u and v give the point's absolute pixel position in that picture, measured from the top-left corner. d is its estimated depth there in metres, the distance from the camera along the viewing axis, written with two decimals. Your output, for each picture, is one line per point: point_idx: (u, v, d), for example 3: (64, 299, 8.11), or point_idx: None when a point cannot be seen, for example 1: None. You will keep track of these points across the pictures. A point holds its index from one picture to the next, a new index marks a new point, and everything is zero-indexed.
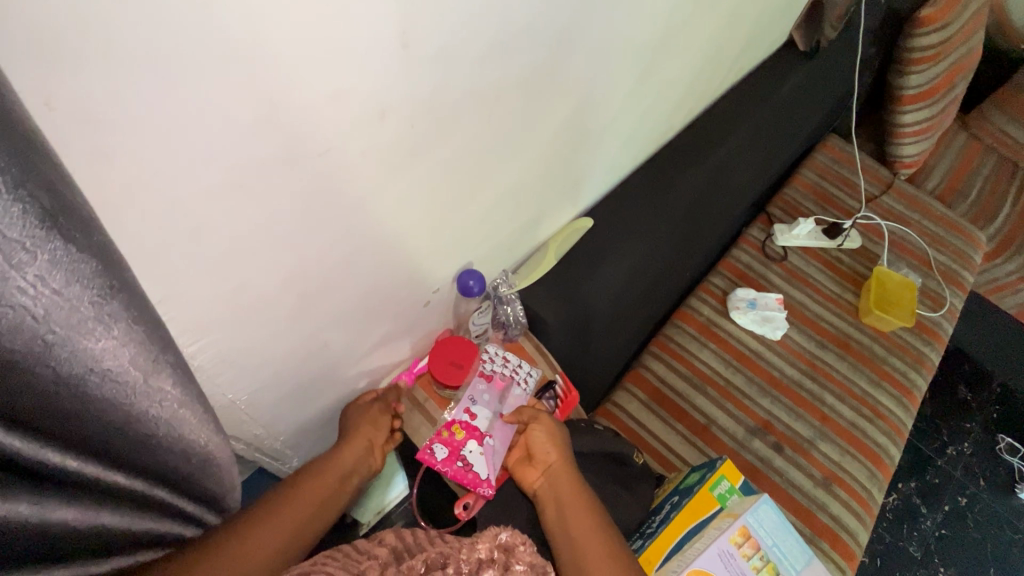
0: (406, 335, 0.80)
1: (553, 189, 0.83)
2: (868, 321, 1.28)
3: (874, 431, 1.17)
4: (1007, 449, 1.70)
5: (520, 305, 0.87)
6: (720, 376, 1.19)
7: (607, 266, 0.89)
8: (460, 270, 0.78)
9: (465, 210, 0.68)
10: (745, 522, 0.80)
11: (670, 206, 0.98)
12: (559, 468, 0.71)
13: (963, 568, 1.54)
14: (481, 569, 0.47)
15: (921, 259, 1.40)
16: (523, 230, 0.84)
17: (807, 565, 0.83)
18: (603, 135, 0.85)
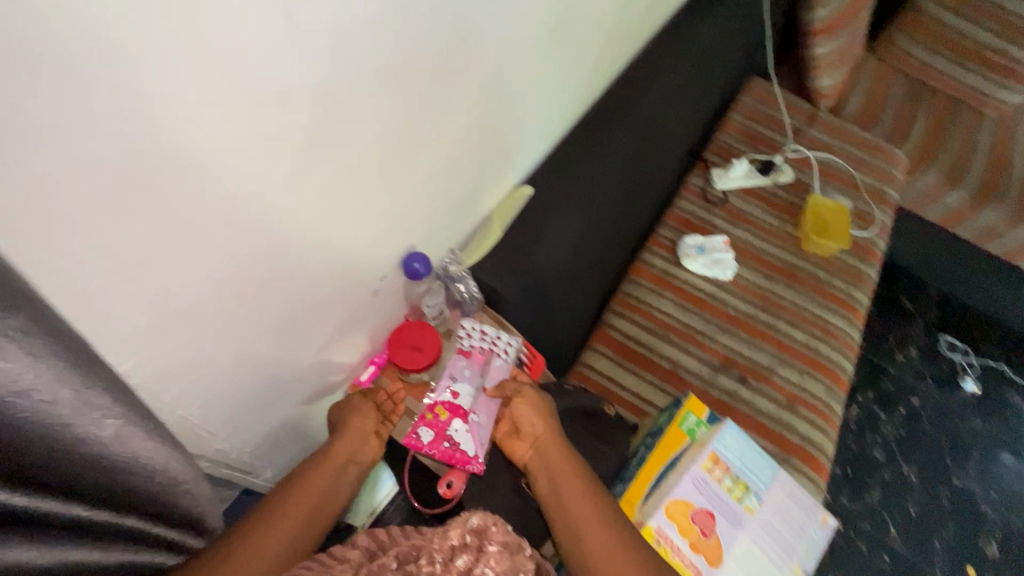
0: (361, 326, 0.82)
1: (486, 163, 0.86)
2: (811, 249, 1.43)
3: (828, 349, 1.28)
4: (947, 346, 1.89)
5: (473, 282, 0.90)
6: (680, 322, 1.26)
7: (555, 229, 0.93)
8: (404, 253, 0.81)
9: (397, 191, 0.71)
10: (713, 448, 0.85)
11: (607, 161, 1.03)
12: (547, 435, 0.79)
13: (924, 462, 1.68)
14: (453, 556, 0.53)
15: (848, 183, 1.58)
16: (464, 205, 0.87)
17: (774, 478, 0.88)
18: (527, 102, 0.88)
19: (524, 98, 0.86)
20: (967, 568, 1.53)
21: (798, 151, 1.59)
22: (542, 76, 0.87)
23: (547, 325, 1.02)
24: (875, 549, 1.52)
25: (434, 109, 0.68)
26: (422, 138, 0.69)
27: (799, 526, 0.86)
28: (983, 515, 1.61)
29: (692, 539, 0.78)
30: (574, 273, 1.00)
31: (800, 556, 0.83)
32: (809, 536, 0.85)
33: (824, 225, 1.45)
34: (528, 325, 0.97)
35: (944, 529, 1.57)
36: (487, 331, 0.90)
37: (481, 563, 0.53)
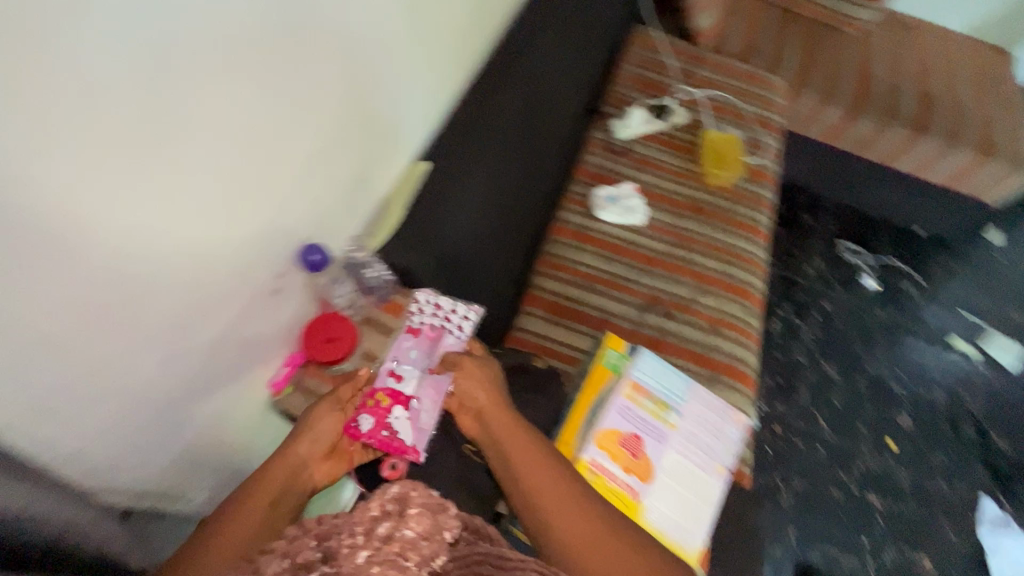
0: (260, 324, 0.82)
1: (354, 141, 0.88)
2: (712, 181, 1.52)
3: (739, 271, 1.38)
4: (846, 251, 2.08)
5: (382, 264, 0.95)
6: (603, 272, 1.31)
7: (454, 201, 0.97)
8: (300, 247, 0.84)
9: (260, 179, 0.71)
10: (631, 375, 0.91)
11: (498, 130, 1.07)
12: (490, 406, 0.80)
13: (840, 357, 1.85)
14: (373, 525, 0.56)
15: (737, 114, 1.67)
16: (344, 186, 0.89)
17: (690, 391, 0.94)
18: (385, 75, 0.90)
19: (381, 74, 0.89)
20: (888, 441, 1.70)
21: (687, 93, 1.67)
22: (395, 47, 0.89)
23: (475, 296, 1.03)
24: (810, 443, 1.67)
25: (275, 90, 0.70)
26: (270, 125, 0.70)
27: (718, 429, 0.92)
28: (894, 392, 1.80)
29: (620, 461, 0.83)
30: (484, 241, 1.03)
31: (721, 455, 0.89)
32: (725, 436, 0.92)
33: (717, 156, 1.54)
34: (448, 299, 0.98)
35: (864, 412, 1.75)
36: (441, 307, 0.95)
37: (401, 526, 0.56)
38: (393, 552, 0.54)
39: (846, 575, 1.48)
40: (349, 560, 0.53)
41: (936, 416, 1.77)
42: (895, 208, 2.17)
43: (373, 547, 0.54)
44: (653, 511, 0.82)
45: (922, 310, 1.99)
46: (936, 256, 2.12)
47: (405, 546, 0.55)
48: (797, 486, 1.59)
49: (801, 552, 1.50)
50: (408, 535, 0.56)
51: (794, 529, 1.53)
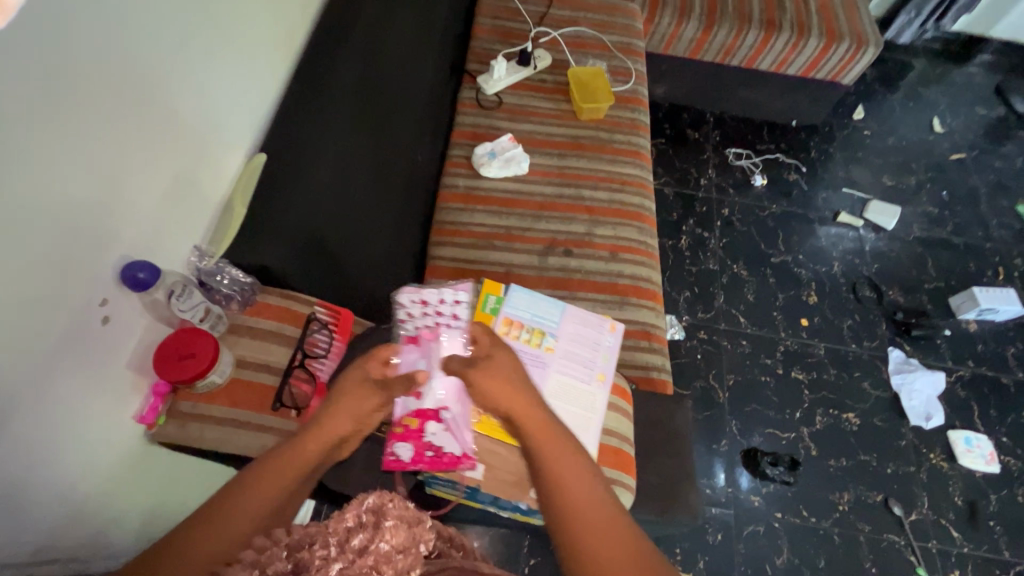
0: (98, 373, 0.65)
1: (174, 131, 0.73)
2: (587, 117, 1.54)
3: (629, 197, 1.42)
4: (735, 157, 2.19)
5: (233, 265, 0.84)
6: (498, 227, 1.32)
7: (309, 183, 0.93)
8: (119, 266, 0.66)
9: (58, 198, 0.56)
10: (506, 314, 0.93)
11: (336, 104, 1.03)
12: (515, 401, 0.65)
13: (747, 255, 1.97)
14: (347, 535, 0.56)
15: (600, 47, 1.70)
16: (172, 186, 0.74)
17: (564, 314, 0.95)
18: (199, 51, 0.76)
19: (193, 49, 0.74)
20: (802, 320, 1.84)
21: (545, 35, 1.67)
22: (209, 20, 0.77)
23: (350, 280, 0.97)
24: (735, 340, 1.78)
25: (58, 83, 0.54)
26: (56, 128, 0.55)
27: (594, 342, 0.94)
28: (799, 276, 1.94)
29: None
30: (347, 223, 0.98)
31: (602, 365, 0.92)
32: (603, 347, 0.94)
33: (588, 90, 1.55)
34: (320, 289, 0.93)
35: (777, 300, 1.88)
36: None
37: (377, 538, 0.56)
38: (368, 564, 0.53)
39: (787, 447, 1.61)
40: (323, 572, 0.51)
41: (838, 288, 1.93)
42: (769, 107, 2.30)
43: (347, 559, 0.53)
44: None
45: (810, 195, 2.14)
46: (814, 143, 2.28)
47: (379, 558, 0.54)
48: (730, 381, 1.70)
49: (745, 440, 1.61)
50: (383, 548, 0.55)
51: (735, 421, 1.64)
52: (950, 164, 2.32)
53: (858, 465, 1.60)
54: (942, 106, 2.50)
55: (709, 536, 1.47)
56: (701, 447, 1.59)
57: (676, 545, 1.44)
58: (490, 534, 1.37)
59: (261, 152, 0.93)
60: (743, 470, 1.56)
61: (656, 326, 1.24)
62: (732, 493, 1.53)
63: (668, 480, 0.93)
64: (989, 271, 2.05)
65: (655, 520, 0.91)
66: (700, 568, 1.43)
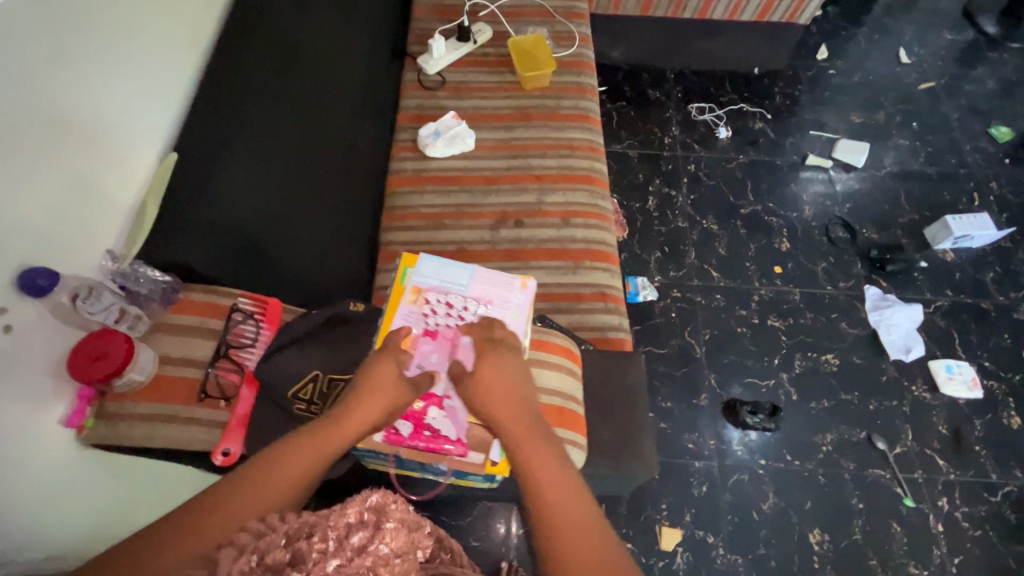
0: (13, 384, 0.66)
1: (57, 140, 0.71)
2: (532, 86, 1.53)
3: (578, 161, 1.40)
4: (698, 112, 2.16)
5: (148, 264, 0.84)
6: (447, 206, 1.32)
7: (221, 174, 0.93)
8: (17, 273, 0.66)
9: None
10: (415, 283, 0.90)
11: (247, 95, 1.02)
12: (508, 410, 0.71)
13: (716, 209, 1.95)
14: (347, 532, 0.53)
15: (542, 13, 1.67)
16: (62, 197, 0.73)
17: (473, 276, 0.92)
18: (79, 56, 0.74)
19: (71, 53, 0.72)
20: (775, 268, 1.83)
21: (483, 8, 1.65)
22: (87, 21, 0.75)
23: (284, 271, 0.98)
24: (709, 295, 1.77)
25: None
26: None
27: (504, 301, 0.90)
28: (770, 224, 1.92)
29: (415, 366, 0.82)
30: (274, 214, 0.98)
31: (516, 324, 0.87)
32: (513, 305, 0.90)
33: (530, 59, 1.53)
34: (254, 281, 0.94)
35: (749, 250, 1.86)
36: (452, 306, 0.88)
37: (377, 539, 0.54)
38: (365, 566, 0.51)
39: (767, 395, 1.61)
40: (319, 567, 0.49)
41: (810, 232, 1.91)
42: (728, 58, 2.26)
43: (345, 557, 0.51)
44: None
45: (778, 142, 2.11)
46: (778, 88, 2.23)
47: (378, 560, 0.52)
48: (706, 336, 1.70)
49: (725, 392, 1.61)
50: (383, 550, 0.54)
51: (714, 374, 1.64)
52: (920, 95, 2.27)
53: (841, 405, 1.60)
54: (908, 36, 2.44)
55: (695, 489, 1.48)
56: (681, 404, 1.59)
57: (661, 501, 1.46)
58: (473, 508, 1.39)
59: (173, 152, 0.94)
60: (726, 422, 1.57)
61: (612, 286, 1.24)
62: (717, 446, 1.54)
63: (619, 435, 0.94)
64: (964, 198, 2.03)
65: (610, 475, 0.92)
66: (687, 521, 1.44)
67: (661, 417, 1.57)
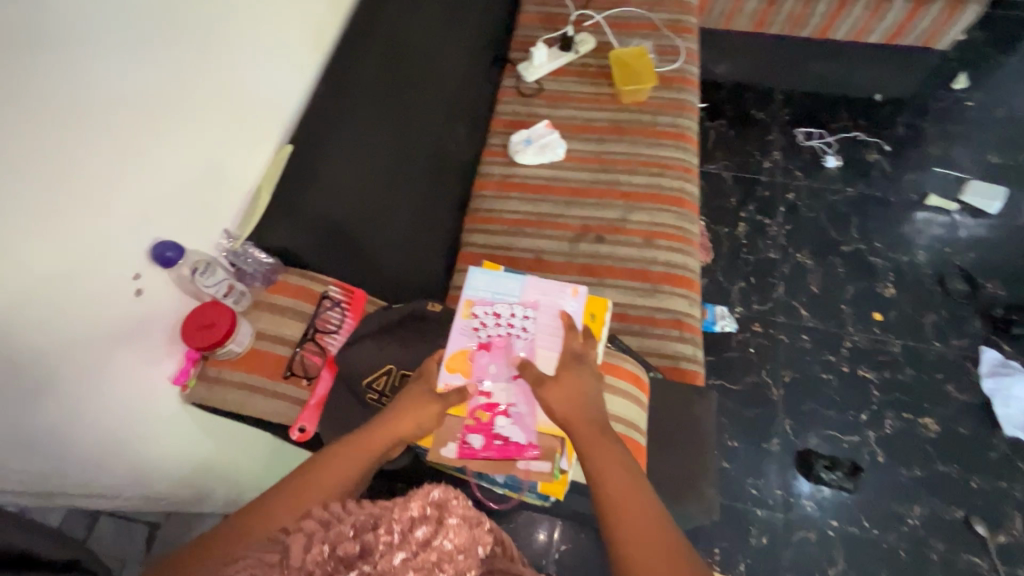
0: (139, 338, 0.75)
1: (194, 126, 0.80)
2: (629, 99, 1.50)
3: (668, 180, 1.36)
4: (805, 138, 2.02)
5: (257, 247, 0.92)
6: (530, 214, 1.32)
7: (328, 167, 1.00)
8: (152, 246, 0.75)
9: (73, 184, 0.63)
10: (467, 296, 0.92)
11: (357, 93, 1.09)
12: (580, 417, 0.71)
13: (813, 244, 1.81)
14: (411, 526, 0.53)
15: (649, 26, 1.64)
16: (194, 177, 0.81)
17: (525, 283, 0.93)
18: (219, 49, 0.83)
19: (212, 47, 0.81)
20: (874, 314, 1.67)
21: (589, 18, 1.64)
22: (225, 20, 0.83)
23: (372, 262, 1.03)
24: (794, 334, 1.65)
25: (62, 75, 0.61)
26: (62, 116, 0.62)
27: (556, 307, 0.89)
28: (874, 266, 1.75)
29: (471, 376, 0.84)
30: (370, 210, 1.04)
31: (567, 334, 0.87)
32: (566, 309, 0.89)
33: (631, 73, 1.51)
34: (344, 269, 0.99)
35: (846, 291, 1.71)
36: (501, 315, 0.89)
37: (440, 535, 0.53)
38: (430, 562, 0.51)
39: (848, 452, 1.47)
40: (386, 559, 0.50)
41: (921, 279, 1.72)
42: (846, 81, 2.10)
43: (410, 550, 0.51)
44: (542, 413, 0.81)
45: (894, 177, 1.92)
46: (901, 118, 2.04)
47: (441, 556, 0.52)
48: (786, 378, 1.59)
49: (800, 441, 1.50)
50: (447, 546, 0.53)
51: (790, 420, 1.53)
52: None
53: (935, 477, 1.44)
54: None
55: (753, 539, 1.39)
56: (749, 446, 1.50)
57: (714, 544, 1.39)
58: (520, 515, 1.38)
59: (290, 142, 1.02)
60: (797, 473, 1.46)
61: (690, 315, 1.18)
62: (784, 497, 1.43)
63: (677, 472, 0.90)
64: None
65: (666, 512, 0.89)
66: (740, 571, 1.36)
67: (724, 456, 1.49)
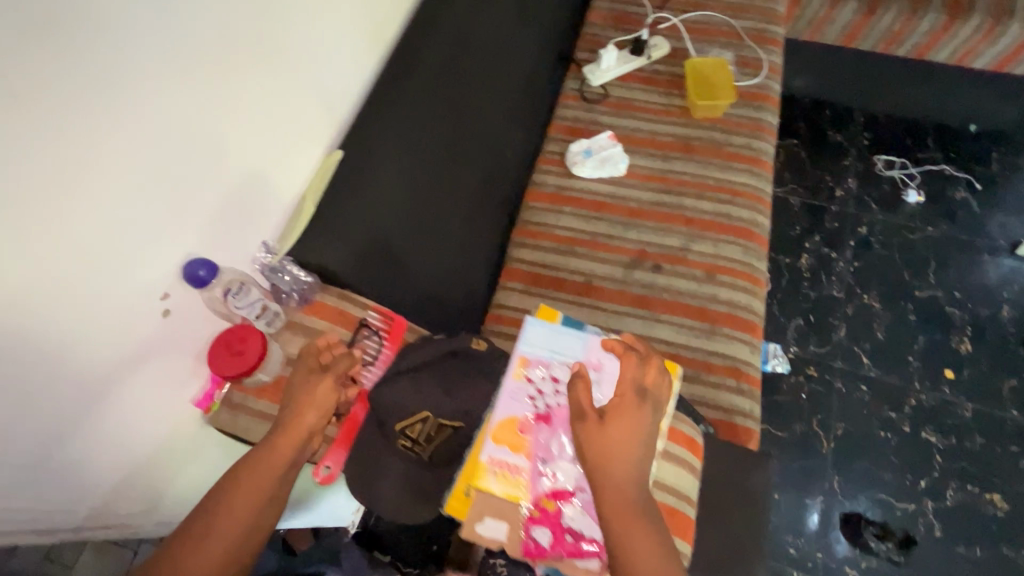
0: (164, 355, 0.76)
1: (234, 144, 0.79)
2: (701, 114, 1.38)
3: (737, 209, 1.25)
4: (885, 167, 1.85)
5: (297, 265, 0.90)
6: (584, 233, 1.23)
7: (375, 174, 0.95)
8: (183, 262, 0.75)
9: (100, 199, 0.63)
10: (521, 353, 0.82)
11: (411, 91, 1.02)
12: (621, 466, 0.64)
13: (883, 285, 1.66)
14: None
15: (730, 35, 1.51)
16: (230, 195, 0.81)
17: (586, 341, 0.83)
18: (270, 58, 0.81)
19: (264, 58, 0.81)
20: (945, 371, 1.52)
21: (665, 20, 1.52)
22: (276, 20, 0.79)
23: (414, 278, 0.97)
24: (852, 383, 1.52)
25: (112, 97, 0.62)
26: (112, 139, 0.63)
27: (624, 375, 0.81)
28: (951, 317, 1.60)
29: (526, 451, 0.75)
30: (413, 221, 0.98)
31: None
32: None
33: (706, 86, 1.39)
34: (384, 283, 0.94)
35: (915, 342, 1.57)
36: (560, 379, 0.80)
37: None
38: None
39: (901, 522, 1.36)
40: None
41: (1003, 338, 1.56)
42: (938, 107, 1.91)
43: None
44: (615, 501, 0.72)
45: (982, 219, 1.74)
46: (999, 152, 1.84)
47: None
48: (838, 431, 1.47)
49: (847, 501, 1.39)
50: None
51: (839, 477, 1.41)
52: None
53: (996, 560, 1.31)
54: None
55: None
56: (790, 499, 1.40)
57: None
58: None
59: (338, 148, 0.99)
60: (841, 535, 1.35)
61: (749, 364, 1.08)
62: (823, 560, 1.33)
63: (724, 547, 0.82)
64: None
65: None
66: None
67: None
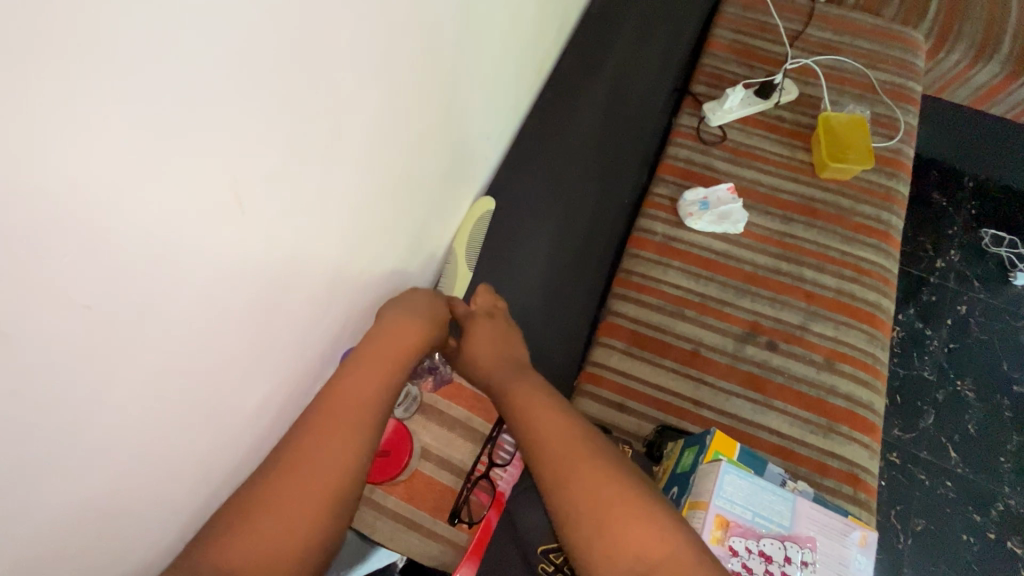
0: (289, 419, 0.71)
1: (379, 205, 0.73)
2: (829, 175, 1.26)
3: (863, 291, 1.14)
4: (992, 242, 1.72)
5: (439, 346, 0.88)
6: (692, 293, 1.13)
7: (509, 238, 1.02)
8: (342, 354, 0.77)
9: (296, 277, 0.59)
10: (722, 508, 0.79)
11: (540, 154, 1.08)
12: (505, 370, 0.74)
13: (978, 374, 1.55)
14: None
15: (865, 86, 1.38)
16: (372, 250, 0.75)
17: (795, 510, 0.82)
18: (422, 91, 0.73)
19: (419, 93, 0.72)
20: None
21: (796, 61, 1.39)
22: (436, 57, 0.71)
23: None
24: (937, 478, 1.43)
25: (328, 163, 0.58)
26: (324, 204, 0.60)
27: (838, 560, 0.79)
28: None
29: None
30: None
31: None
32: (850, 566, 0.79)
33: (839, 144, 1.27)
34: None
35: (1008, 441, 1.47)
36: (769, 555, 0.77)
37: None
38: None
39: None
40: None
41: None
42: None
43: None
44: None
45: None
46: None
47: None
48: (918, 528, 1.38)
49: None
50: None
51: None
52: None
53: None
54: None
55: None
56: None
57: None
58: None
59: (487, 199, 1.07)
60: None
61: (868, 472, 0.99)
62: None
63: None
64: None
65: None
66: None
67: None
